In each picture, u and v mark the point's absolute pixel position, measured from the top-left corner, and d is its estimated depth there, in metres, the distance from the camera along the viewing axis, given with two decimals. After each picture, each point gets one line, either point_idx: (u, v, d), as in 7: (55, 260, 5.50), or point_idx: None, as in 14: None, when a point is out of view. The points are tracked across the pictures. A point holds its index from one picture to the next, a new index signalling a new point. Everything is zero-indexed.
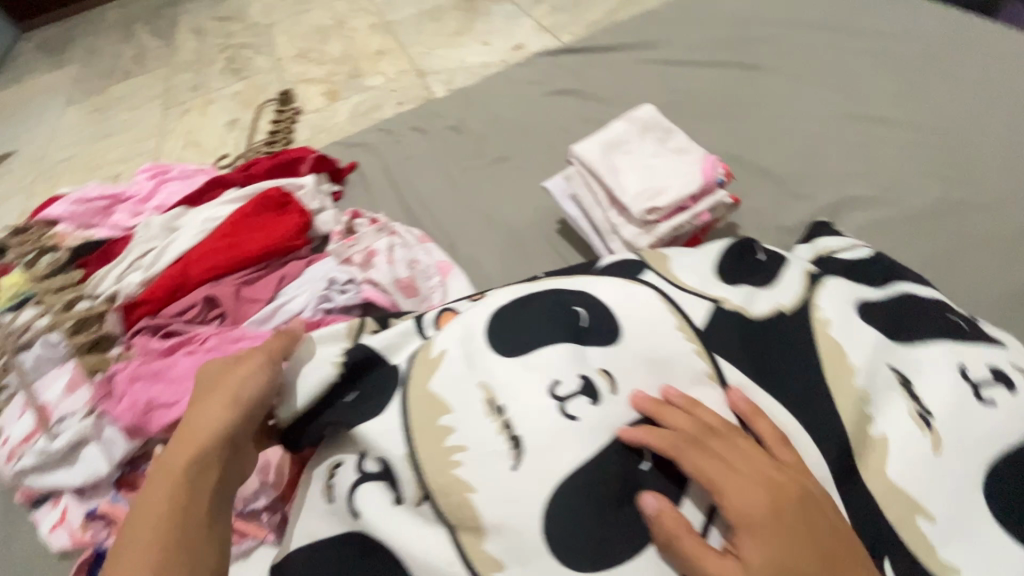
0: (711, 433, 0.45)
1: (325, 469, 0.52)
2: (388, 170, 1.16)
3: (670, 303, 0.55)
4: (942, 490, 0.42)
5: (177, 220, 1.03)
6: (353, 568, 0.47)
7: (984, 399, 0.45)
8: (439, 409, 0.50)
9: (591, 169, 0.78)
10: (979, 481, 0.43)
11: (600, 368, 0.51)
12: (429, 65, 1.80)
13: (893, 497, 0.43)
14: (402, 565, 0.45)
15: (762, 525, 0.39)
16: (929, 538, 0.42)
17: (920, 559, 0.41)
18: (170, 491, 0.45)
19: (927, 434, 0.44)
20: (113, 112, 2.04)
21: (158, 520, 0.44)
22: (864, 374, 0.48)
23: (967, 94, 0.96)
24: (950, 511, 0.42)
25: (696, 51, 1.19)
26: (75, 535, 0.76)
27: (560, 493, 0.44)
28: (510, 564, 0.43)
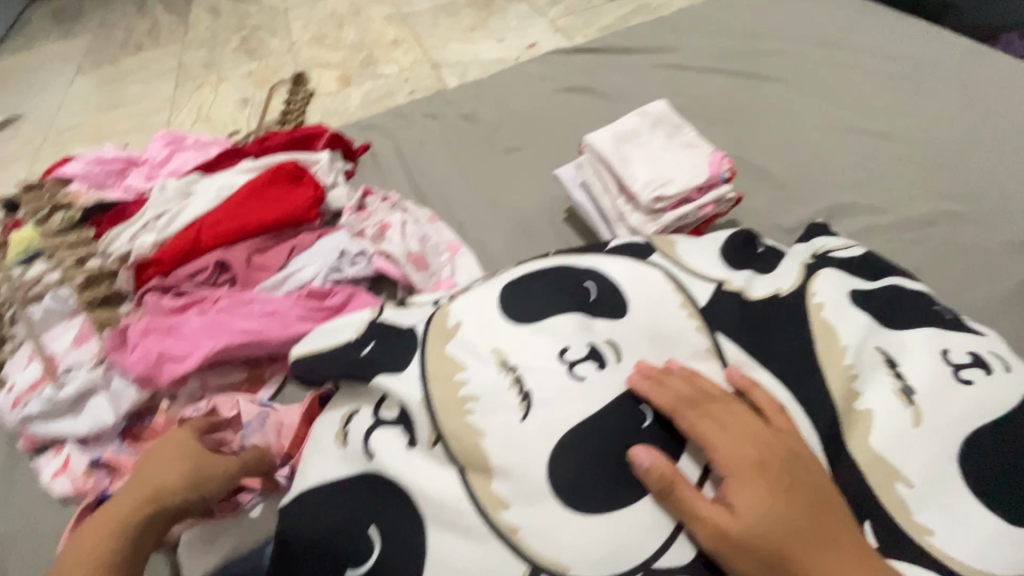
0: (709, 397, 0.48)
1: (341, 416, 0.56)
2: (400, 151, 1.18)
3: (675, 282, 0.58)
4: (921, 459, 0.46)
5: (192, 186, 1.05)
6: (364, 507, 0.50)
7: (963, 379, 0.49)
8: (454, 366, 0.53)
9: (602, 158, 0.81)
10: (956, 453, 0.46)
11: (606, 338, 0.54)
12: (443, 58, 1.83)
13: (876, 464, 0.46)
14: (413, 503, 0.49)
15: (750, 476, 0.44)
16: (907, 502, 0.45)
17: (897, 521, 0.45)
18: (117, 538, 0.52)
19: (909, 407, 0.48)
20: (124, 84, 2.05)
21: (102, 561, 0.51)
22: (852, 353, 0.52)
23: (963, 113, 1.01)
24: (928, 478, 0.45)
25: (707, 58, 1.23)
26: (76, 483, 0.76)
27: (566, 443, 0.48)
28: (515, 504, 0.47)
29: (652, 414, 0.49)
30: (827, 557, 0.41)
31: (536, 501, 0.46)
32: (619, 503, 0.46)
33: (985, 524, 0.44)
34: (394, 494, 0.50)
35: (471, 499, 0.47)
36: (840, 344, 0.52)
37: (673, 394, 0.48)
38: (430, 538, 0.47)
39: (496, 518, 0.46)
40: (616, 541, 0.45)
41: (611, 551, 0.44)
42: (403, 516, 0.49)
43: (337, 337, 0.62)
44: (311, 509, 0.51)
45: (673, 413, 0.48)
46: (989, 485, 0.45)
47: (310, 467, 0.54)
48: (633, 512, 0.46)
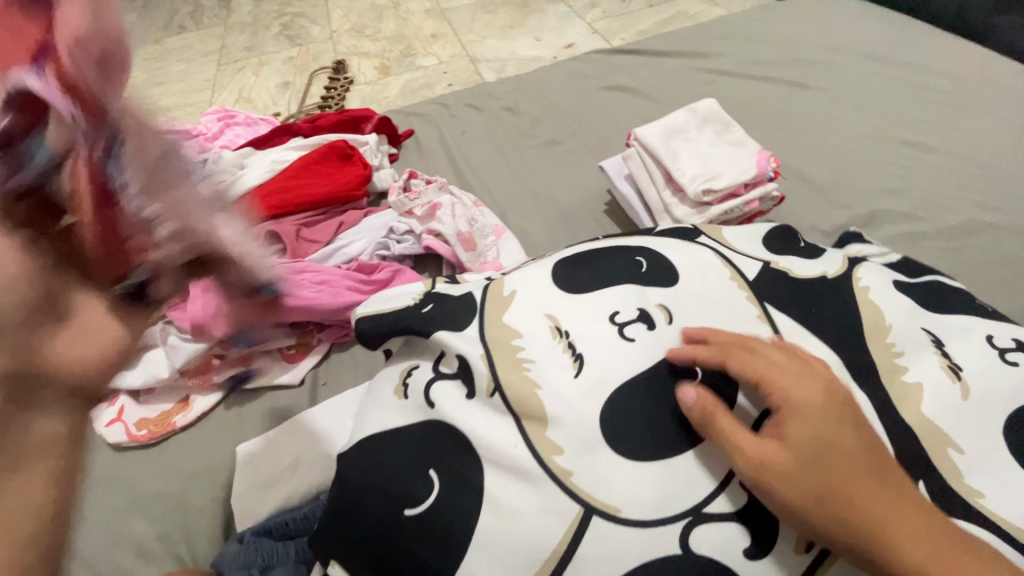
0: (762, 346, 0.51)
1: (401, 371, 0.59)
2: (443, 137, 1.21)
3: (725, 261, 0.61)
4: (969, 430, 0.48)
5: (245, 159, 1.10)
6: (423, 451, 0.53)
7: (1009, 361, 0.52)
8: (511, 333, 0.56)
9: (649, 150, 0.84)
10: (1003, 425, 0.48)
11: (657, 304, 0.57)
12: (480, 53, 1.86)
13: (926, 431, 0.48)
14: (471, 449, 0.51)
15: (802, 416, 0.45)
16: (958, 466, 0.47)
17: (949, 483, 0.46)
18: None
19: (957, 382, 0.50)
20: (167, 62, 2.09)
21: None
22: (897, 331, 0.54)
23: (1003, 128, 1.02)
24: (978, 447, 0.47)
25: (748, 64, 1.25)
26: (130, 432, 0.79)
27: (617, 396, 0.51)
28: (569, 450, 0.49)
29: (703, 374, 0.52)
30: (875, 495, 0.43)
31: (588, 449, 0.49)
32: (671, 450, 0.49)
33: None
34: (452, 437, 0.53)
35: (527, 442, 0.50)
36: (889, 321, 0.55)
37: (723, 346, 0.51)
38: (487, 479, 0.50)
39: (549, 462, 0.49)
40: (665, 486, 0.47)
41: (662, 496, 0.47)
42: (461, 461, 0.51)
43: (395, 302, 0.64)
44: (370, 451, 0.54)
45: (723, 366, 0.50)
46: None
47: (370, 415, 0.58)
48: (680, 463, 0.48)
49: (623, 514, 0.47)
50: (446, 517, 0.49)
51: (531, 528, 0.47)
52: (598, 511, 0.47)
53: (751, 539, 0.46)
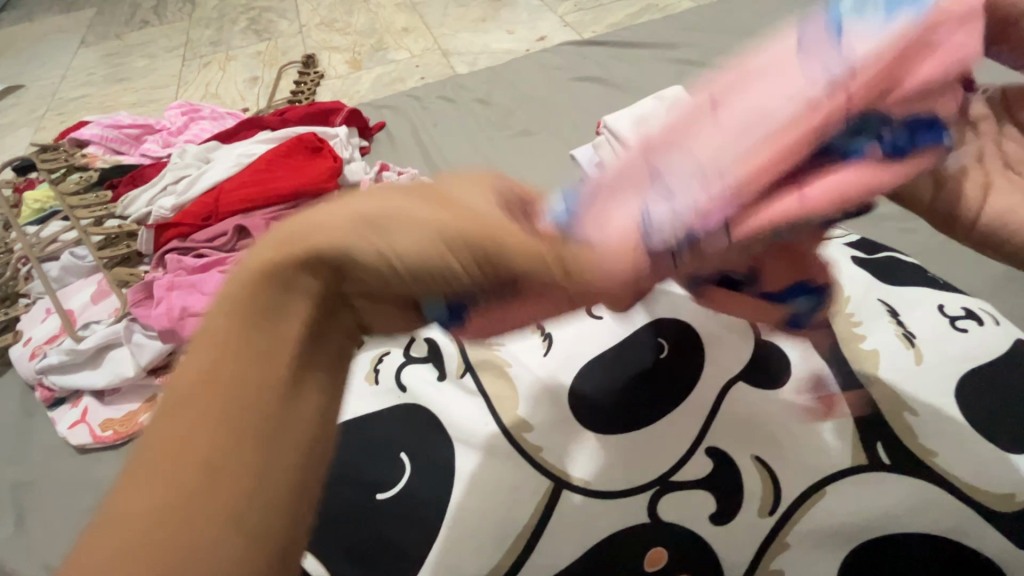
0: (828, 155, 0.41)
1: (372, 358, 0.63)
2: (413, 129, 1.19)
3: None
4: (925, 394, 0.52)
5: (211, 153, 1.07)
6: (406, 435, 0.57)
7: (959, 328, 0.56)
8: None
9: (619, 138, 0.85)
10: (951, 391, 0.52)
11: None
12: (453, 47, 1.85)
13: (887, 394, 0.52)
14: (446, 429, 0.56)
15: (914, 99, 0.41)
16: (915, 428, 0.51)
17: (908, 444, 0.50)
18: (255, 276, 0.31)
19: (910, 348, 0.55)
20: (130, 58, 2.03)
21: (216, 358, 0.30)
22: (854, 302, 0.58)
23: None
24: (932, 411, 0.51)
25: (716, 55, 1.26)
26: (94, 433, 0.77)
27: (586, 368, 0.57)
28: (538, 427, 0.54)
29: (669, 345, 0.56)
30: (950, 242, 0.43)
31: (562, 430, 0.54)
32: (639, 424, 0.53)
33: (983, 451, 0.49)
34: (429, 421, 0.57)
35: (496, 419, 0.56)
36: (845, 294, 0.59)
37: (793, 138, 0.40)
38: (458, 460, 0.54)
39: (519, 437, 0.54)
40: (633, 461, 0.52)
41: (630, 469, 0.51)
42: (436, 442, 0.56)
43: None
44: (350, 438, 0.57)
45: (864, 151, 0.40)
46: (992, 426, 0.51)
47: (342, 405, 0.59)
48: (644, 435, 0.53)
49: (591, 486, 0.51)
50: (419, 500, 0.53)
51: (504, 502, 0.51)
52: (567, 485, 0.51)
53: (716, 506, 0.50)
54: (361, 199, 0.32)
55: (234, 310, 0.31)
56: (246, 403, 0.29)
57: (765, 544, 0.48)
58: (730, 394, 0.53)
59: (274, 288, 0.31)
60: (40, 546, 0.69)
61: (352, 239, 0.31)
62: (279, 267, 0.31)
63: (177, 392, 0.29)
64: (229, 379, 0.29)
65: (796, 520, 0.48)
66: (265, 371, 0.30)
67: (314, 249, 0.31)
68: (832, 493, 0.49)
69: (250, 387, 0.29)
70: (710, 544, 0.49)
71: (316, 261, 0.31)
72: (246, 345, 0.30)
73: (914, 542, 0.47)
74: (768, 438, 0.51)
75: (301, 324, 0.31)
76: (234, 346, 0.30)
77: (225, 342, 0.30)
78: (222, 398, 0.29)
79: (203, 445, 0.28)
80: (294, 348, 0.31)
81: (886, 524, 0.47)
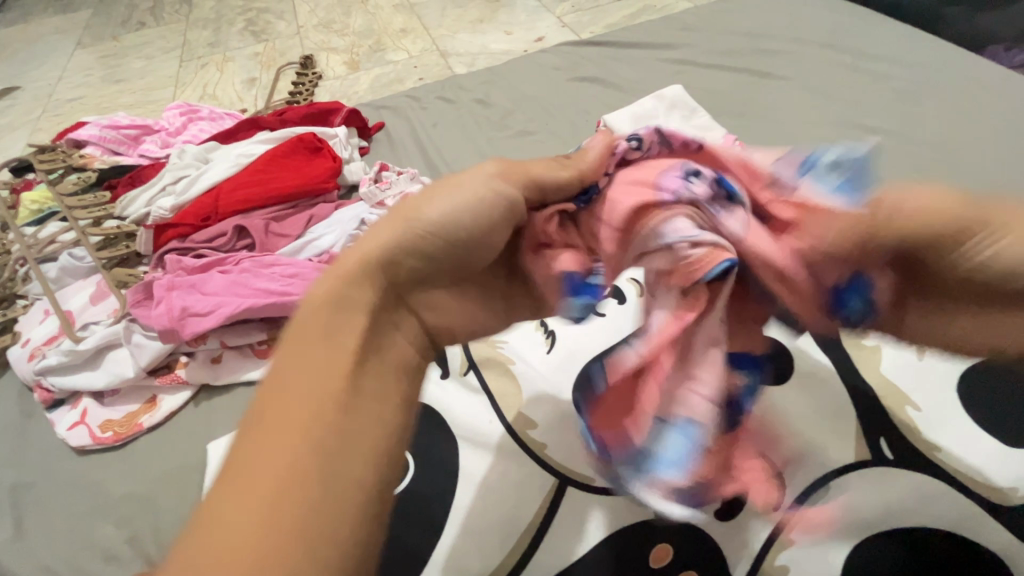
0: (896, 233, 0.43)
1: None
2: (413, 129, 1.19)
3: None
4: (926, 389, 0.54)
5: (210, 153, 1.07)
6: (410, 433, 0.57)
7: None
8: None
9: (620, 138, 0.86)
10: (953, 384, 0.54)
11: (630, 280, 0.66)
12: (451, 48, 1.85)
13: (886, 389, 0.54)
14: (451, 427, 0.57)
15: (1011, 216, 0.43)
16: (917, 421, 0.52)
17: (909, 437, 0.51)
18: (327, 292, 0.42)
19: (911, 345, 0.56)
20: (127, 59, 2.03)
21: (299, 362, 0.39)
22: None
23: (961, 108, 1.04)
24: (933, 405, 0.53)
25: (714, 54, 1.27)
26: (94, 434, 0.76)
27: None
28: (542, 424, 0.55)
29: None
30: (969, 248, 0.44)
31: (565, 427, 0.54)
32: None
33: (986, 443, 0.50)
34: (433, 420, 0.58)
35: (501, 417, 0.56)
36: None
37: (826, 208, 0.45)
38: (462, 457, 0.54)
39: (523, 434, 0.55)
40: None
41: None
42: (441, 440, 0.56)
43: None
44: None
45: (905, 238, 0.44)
46: (995, 419, 0.51)
47: None
48: None
49: (594, 481, 0.51)
50: (424, 498, 0.53)
51: (508, 499, 0.51)
52: (570, 481, 0.52)
53: (720, 499, 0.49)
54: (399, 212, 0.45)
55: (302, 334, 0.40)
56: (324, 396, 0.37)
57: (770, 538, 0.47)
58: None
59: (330, 309, 0.41)
60: (40, 548, 0.68)
61: (407, 227, 0.44)
62: (336, 295, 0.41)
63: (259, 403, 0.37)
64: (300, 379, 0.38)
65: (801, 514, 0.48)
66: (335, 371, 0.39)
67: (367, 276, 0.43)
68: (835, 489, 0.49)
69: (320, 380, 0.38)
70: (716, 541, 0.48)
71: (365, 283, 0.42)
72: (323, 348, 0.39)
73: (920, 536, 0.47)
74: (771, 434, 0.51)
75: (358, 327, 0.41)
76: (301, 359, 0.39)
77: (295, 356, 0.39)
78: (297, 394, 0.37)
79: (292, 433, 0.36)
80: (353, 349, 0.40)
81: (890, 518, 0.47)
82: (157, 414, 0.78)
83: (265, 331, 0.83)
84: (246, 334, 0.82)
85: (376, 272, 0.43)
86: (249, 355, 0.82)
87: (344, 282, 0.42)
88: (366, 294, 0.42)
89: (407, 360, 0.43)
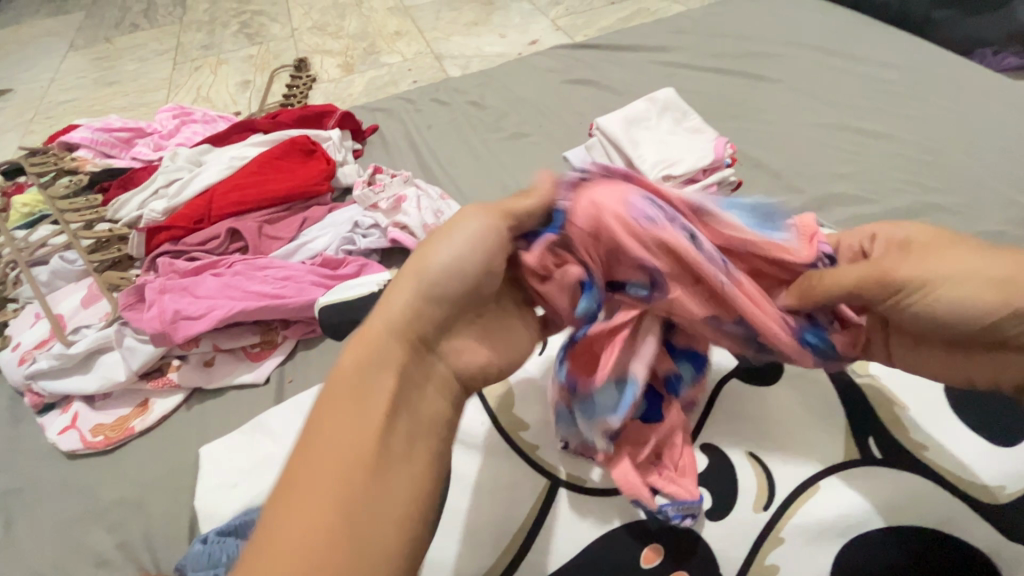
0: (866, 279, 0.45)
1: None
2: (406, 132, 1.19)
3: None
4: (911, 387, 0.53)
5: (202, 156, 1.07)
6: None
7: None
8: None
9: (613, 140, 0.87)
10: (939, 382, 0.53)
11: None
12: (445, 50, 1.85)
13: (873, 387, 0.53)
14: None
15: (945, 268, 0.43)
16: (904, 421, 0.51)
17: (896, 435, 0.51)
18: (358, 356, 0.40)
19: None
20: (120, 62, 2.02)
21: (331, 428, 0.36)
22: None
23: (950, 111, 1.05)
24: (919, 404, 0.52)
25: (707, 58, 1.28)
26: (85, 438, 0.76)
27: None
28: (534, 425, 0.55)
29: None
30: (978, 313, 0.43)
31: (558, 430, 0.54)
32: None
33: (971, 444, 0.50)
34: None
35: (493, 419, 0.56)
36: None
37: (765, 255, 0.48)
38: (456, 459, 0.54)
39: (516, 436, 0.55)
40: None
41: None
42: None
43: (360, 290, 0.66)
44: None
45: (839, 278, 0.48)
46: (982, 420, 0.51)
47: None
48: None
49: (586, 483, 0.52)
50: None
51: (502, 502, 0.51)
52: (562, 482, 0.52)
53: (710, 502, 0.49)
54: (411, 265, 0.43)
55: (334, 396, 0.38)
56: (357, 460, 0.35)
57: (760, 539, 0.47)
58: (723, 391, 0.54)
59: (361, 366, 0.39)
60: (28, 554, 0.68)
61: (426, 271, 0.42)
62: (366, 354, 0.40)
63: (292, 471, 0.35)
64: (336, 440, 0.36)
65: (793, 513, 0.48)
66: (365, 435, 0.36)
67: (394, 329, 0.41)
68: (827, 488, 0.49)
69: (358, 437, 0.36)
70: (708, 542, 0.48)
71: (396, 336, 0.41)
72: (354, 411, 0.37)
73: (917, 538, 0.47)
74: (762, 435, 0.52)
75: (390, 388, 0.39)
76: (337, 419, 0.37)
77: (330, 418, 0.37)
78: (335, 456, 0.35)
79: (327, 505, 0.33)
80: (385, 412, 0.38)
81: (883, 516, 0.47)
82: (149, 418, 0.77)
83: (258, 335, 0.83)
84: (239, 336, 0.82)
85: (406, 329, 0.41)
86: (242, 358, 0.82)
87: (372, 339, 0.40)
88: (395, 353, 0.40)
89: (440, 415, 0.41)
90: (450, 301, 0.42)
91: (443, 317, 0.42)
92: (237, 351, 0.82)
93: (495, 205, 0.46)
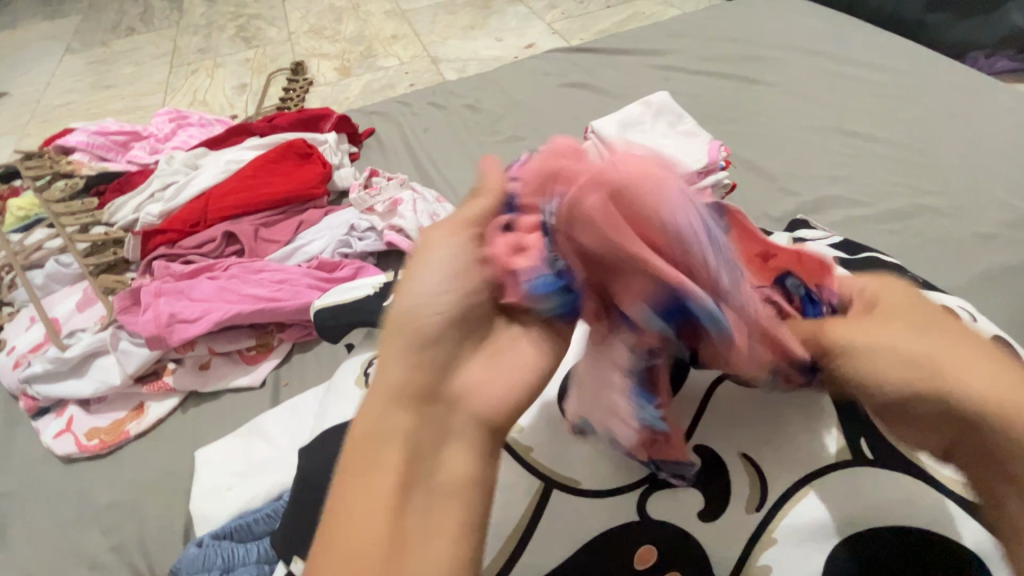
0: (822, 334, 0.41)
1: (361, 363, 0.61)
2: (403, 136, 1.19)
3: None
4: None
5: (198, 160, 1.07)
6: None
7: None
8: None
9: (608, 144, 0.87)
10: None
11: None
12: (442, 54, 1.86)
13: None
14: None
15: (885, 337, 0.39)
16: None
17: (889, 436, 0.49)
18: (360, 429, 0.37)
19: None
20: (117, 65, 2.02)
21: (341, 514, 0.34)
22: None
23: (942, 114, 1.06)
24: None
25: (702, 61, 1.28)
26: (79, 442, 0.76)
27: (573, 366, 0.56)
28: (527, 427, 0.54)
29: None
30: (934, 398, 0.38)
31: (551, 433, 0.53)
32: None
33: None
34: None
35: None
36: None
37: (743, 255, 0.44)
38: None
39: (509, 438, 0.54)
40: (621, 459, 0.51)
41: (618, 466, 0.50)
42: None
43: (356, 292, 0.66)
44: (333, 440, 0.55)
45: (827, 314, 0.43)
46: None
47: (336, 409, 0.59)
48: None
49: (582, 485, 0.51)
50: None
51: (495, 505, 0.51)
52: (556, 484, 0.51)
53: (703, 503, 0.49)
54: (398, 318, 0.40)
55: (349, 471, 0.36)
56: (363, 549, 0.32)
57: (752, 539, 0.47)
58: (716, 393, 0.53)
59: (370, 430, 0.36)
60: (21, 559, 0.68)
61: (411, 322, 0.40)
62: (371, 418, 0.37)
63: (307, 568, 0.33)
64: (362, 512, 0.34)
65: (783, 514, 0.47)
66: (372, 520, 0.33)
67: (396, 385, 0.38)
68: (819, 489, 0.47)
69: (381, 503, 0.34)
70: (700, 543, 0.48)
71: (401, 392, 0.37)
72: (360, 491, 0.34)
73: (910, 537, 0.45)
74: (756, 437, 0.50)
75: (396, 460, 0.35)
76: (357, 492, 0.34)
77: (350, 492, 0.34)
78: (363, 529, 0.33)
79: None
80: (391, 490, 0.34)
81: (874, 517, 0.46)
82: (145, 422, 0.77)
83: (254, 338, 0.83)
84: (235, 339, 0.82)
85: (410, 389, 0.38)
86: (238, 361, 0.82)
87: (376, 399, 0.38)
88: (400, 419, 0.37)
89: (467, 478, 0.35)
90: (437, 343, 0.39)
91: (439, 360, 0.39)
92: (234, 354, 0.82)
93: (457, 220, 0.44)
